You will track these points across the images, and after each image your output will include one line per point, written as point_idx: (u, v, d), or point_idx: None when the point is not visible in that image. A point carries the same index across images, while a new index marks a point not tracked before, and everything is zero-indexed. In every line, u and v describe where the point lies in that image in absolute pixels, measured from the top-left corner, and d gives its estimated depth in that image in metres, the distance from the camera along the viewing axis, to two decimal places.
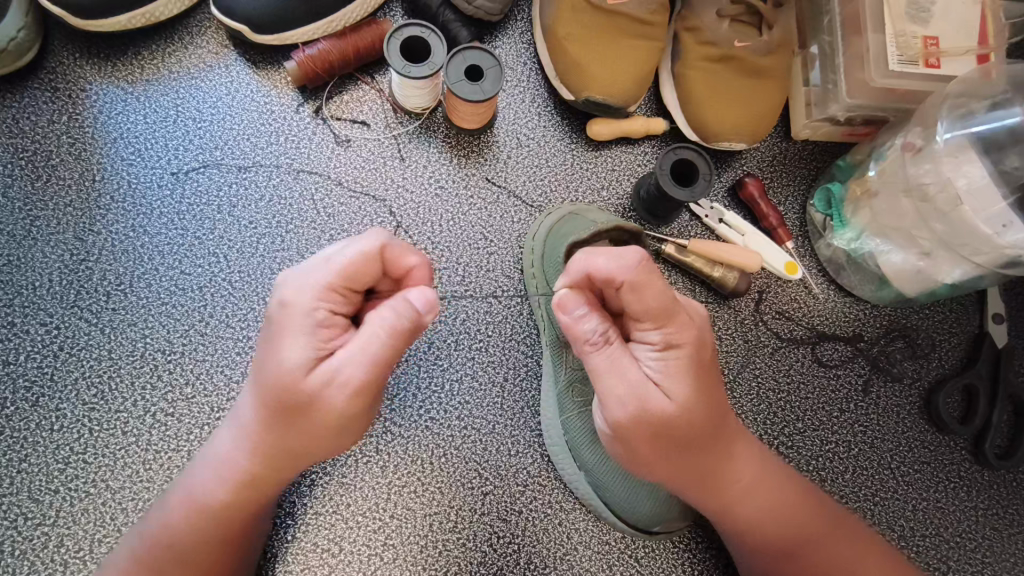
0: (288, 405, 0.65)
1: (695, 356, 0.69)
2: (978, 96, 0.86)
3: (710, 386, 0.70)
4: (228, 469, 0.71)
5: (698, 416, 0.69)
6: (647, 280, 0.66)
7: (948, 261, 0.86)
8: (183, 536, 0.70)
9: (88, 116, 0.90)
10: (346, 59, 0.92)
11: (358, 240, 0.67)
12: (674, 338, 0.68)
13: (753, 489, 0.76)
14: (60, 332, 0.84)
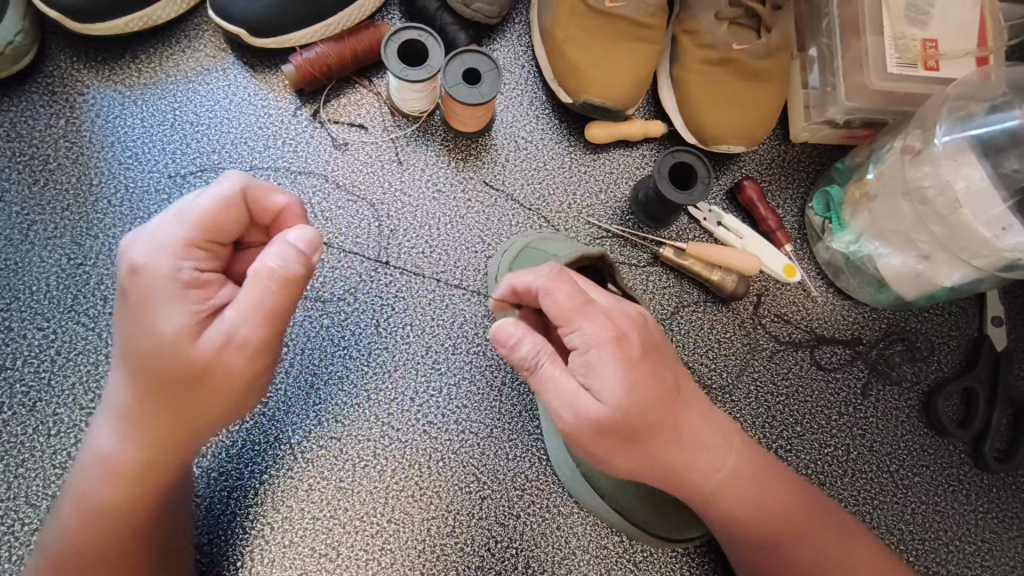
0: (175, 371, 0.63)
1: (629, 349, 0.68)
2: (977, 99, 0.86)
3: (660, 371, 0.70)
4: (111, 466, 0.66)
5: (654, 403, 0.68)
6: (564, 284, 0.69)
7: (948, 264, 0.86)
8: (87, 537, 0.66)
9: (86, 120, 0.90)
10: (344, 62, 0.92)
11: (215, 190, 0.67)
12: (595, 327, 0.68)
13: (737, 482, 0.74)
14: (58, 337, 0.84)
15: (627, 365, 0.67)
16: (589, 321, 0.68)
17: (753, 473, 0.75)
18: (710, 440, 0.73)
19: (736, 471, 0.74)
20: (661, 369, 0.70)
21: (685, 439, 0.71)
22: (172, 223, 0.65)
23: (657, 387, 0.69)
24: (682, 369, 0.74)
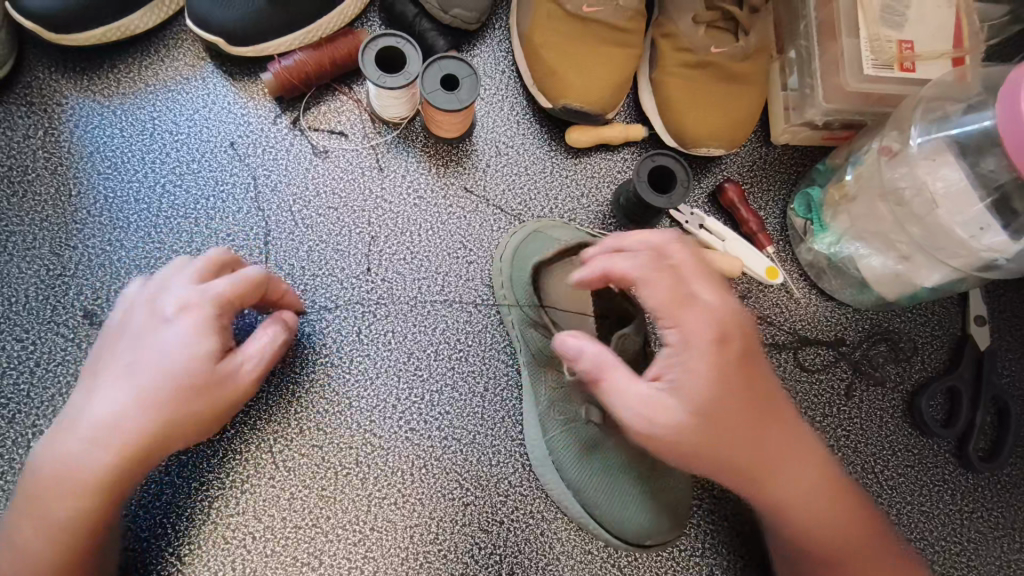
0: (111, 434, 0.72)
1: (731, 349, 0.68)
2: (953, 100, 0.85)
3: (745, 380, 0.69)
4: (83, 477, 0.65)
5: (751, 408, 0.68)
6: (667, 279, 0.70)
7: (927, 265, 0.86)
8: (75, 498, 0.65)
9: (64, 130, 0.90)
10: (322, 70, 0.92)
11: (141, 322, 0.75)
12: (686, 329, 0.68)
13: (818, 494, 0.73)
14: (37, 349, 0.84)
15: (716, 364, 0.68)
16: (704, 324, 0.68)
17: (834, 488, 0.74)
18: (791, 453, 0.71)
19: (811, 482, 0.72)
20: (728, 377, 0.68)
21: (773, 448, 0.70)
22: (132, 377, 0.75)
23: (710, 387, 0.67)
24: (767, 378, 0.72)
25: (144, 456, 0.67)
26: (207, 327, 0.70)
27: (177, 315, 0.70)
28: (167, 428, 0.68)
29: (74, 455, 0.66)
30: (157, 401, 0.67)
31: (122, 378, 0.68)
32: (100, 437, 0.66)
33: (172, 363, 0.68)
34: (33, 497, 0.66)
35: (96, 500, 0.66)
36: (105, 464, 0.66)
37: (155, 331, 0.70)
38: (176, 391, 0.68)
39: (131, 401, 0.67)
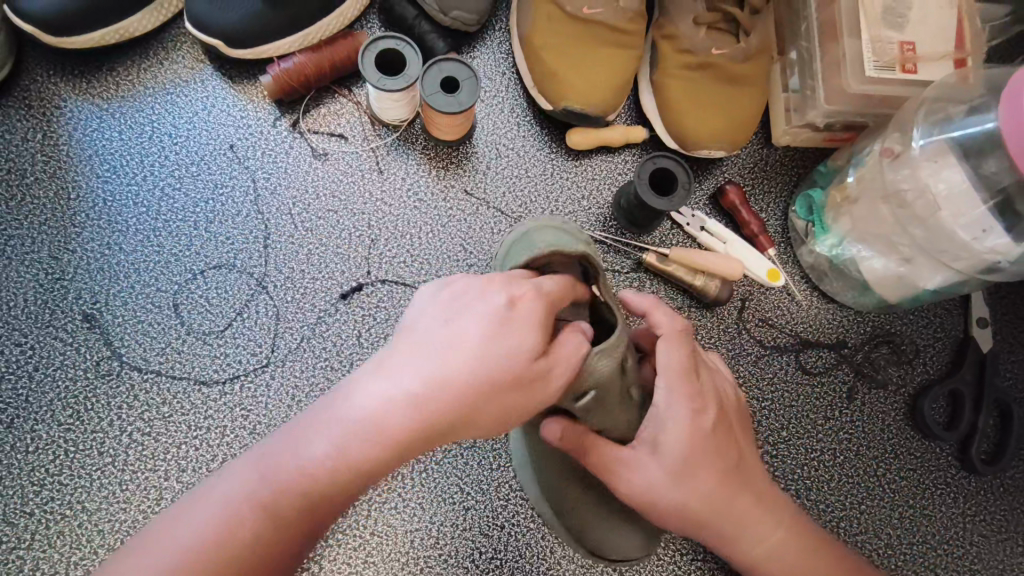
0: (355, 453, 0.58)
1: (704, 415, 0.66)
2: (956, 101, 0.84)
3: (720, 447, 0.66)
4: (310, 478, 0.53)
5: (712, 476, 0.66)
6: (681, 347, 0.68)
7: (929, 267, 0.86)
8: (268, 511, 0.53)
9: (63, 133, 0.90)
10: (322, 72, 0.92)
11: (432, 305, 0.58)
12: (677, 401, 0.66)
13: (790, 557, 0.69)
14: (35, 353, 0.83)
15: (694, 431, 0.65)
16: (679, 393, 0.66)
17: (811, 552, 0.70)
18: (767, 512, 0.69)
19: (790, 550, 0.69)
20: (714, 448, 0.66)
21: (733, 515, 0.67)
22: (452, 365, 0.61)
23: (706, 459, 0.65)
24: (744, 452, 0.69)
25: (366, 479, 0.54)
26: (531, 320, 0.57)
27: (487, 332, 0.55)
28: (396, 442, 0.53)
29: (344, 462, 0.53)
30: (438, 419, 0.53)
31: (334, 414, 0.54)
32: (357, 451, 0.53)
33: (455, 368, 0.53)
34: (307, 506, 0.53)
35: (299, 516, 0.53)
36: (387, 457, 0.53)
37: (465, 330, 0.55)
38: (411, 416, 0.53)
39: (318, 431, 0.54)
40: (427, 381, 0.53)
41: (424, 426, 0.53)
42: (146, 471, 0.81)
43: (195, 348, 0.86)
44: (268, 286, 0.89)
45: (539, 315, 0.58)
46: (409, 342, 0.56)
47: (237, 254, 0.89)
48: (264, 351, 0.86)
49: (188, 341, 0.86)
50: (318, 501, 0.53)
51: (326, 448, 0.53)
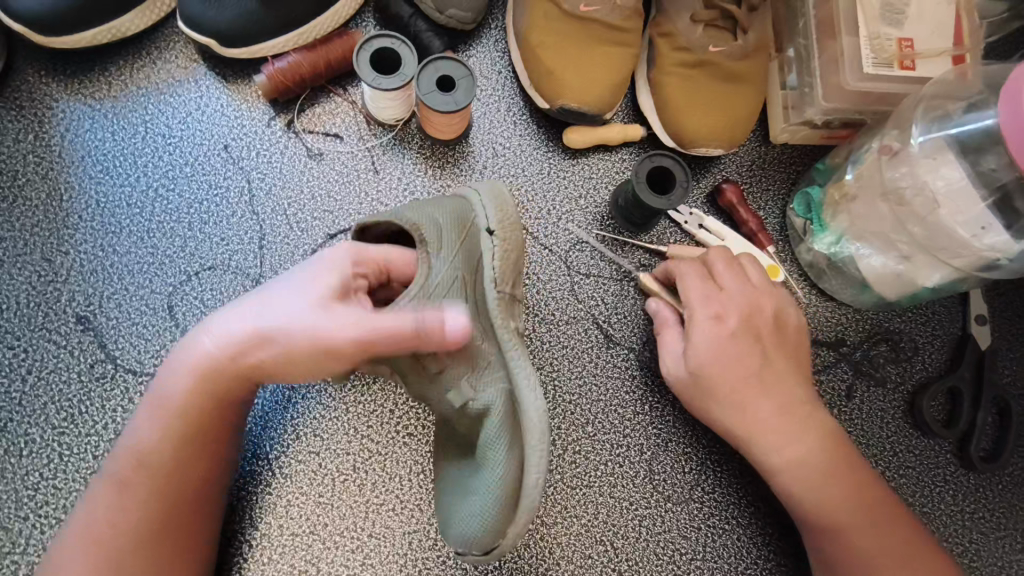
0: (215, 388, 0.70)
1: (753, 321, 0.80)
2: (955, 98, 0.84)
3: (752, 348, 0.78)
4: (163, 402, 0.70)
5: (741, 369, 0.77)
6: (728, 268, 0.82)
7: (927, 265, 0.85)
8: (149, 437, 0.70)
9: (55, 134, 0.89)
10: (316, 72, 0.91)
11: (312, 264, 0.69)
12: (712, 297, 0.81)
13: (812, 465, 0.76)
14: (28, 356, 0.83)
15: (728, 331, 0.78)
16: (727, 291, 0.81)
17: (830, 462, 0.77)
18: (789, 425, 0.77)
19: (805, 453, 0.76)
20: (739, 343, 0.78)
21: (766, 411, 0.77)
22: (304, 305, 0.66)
23: (728, 355, 0.77)
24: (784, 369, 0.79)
25: (212, 409, 0.70)
26: (340, 270, 0.68)
27: (305, 281, 0.68)
28: (220, 378, 0.69)
29: (186, 396, 0.70)
30: (251, 352, 0.68)
31: (176, 367, 0.71)
32: (204, 395, 0.70)
33: (267, 321, 0.67)
34: (176, 449, 0.69)
35: (172, 469, 0.69)
36: (225, 391, 0.70)
37: (296, 286, 0.68)
38: (231, 349, 0.68)
39: (169, 382, 0.71)
40: (235, 330, 0.69)
41: (247, 357, 0.69)
42: None
43: None
44: None
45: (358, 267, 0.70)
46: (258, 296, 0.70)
47: (231, 254, 0.88)
48: None
49: None
50: (178, 439, 0.70)
51: (178, 388, 0.70)
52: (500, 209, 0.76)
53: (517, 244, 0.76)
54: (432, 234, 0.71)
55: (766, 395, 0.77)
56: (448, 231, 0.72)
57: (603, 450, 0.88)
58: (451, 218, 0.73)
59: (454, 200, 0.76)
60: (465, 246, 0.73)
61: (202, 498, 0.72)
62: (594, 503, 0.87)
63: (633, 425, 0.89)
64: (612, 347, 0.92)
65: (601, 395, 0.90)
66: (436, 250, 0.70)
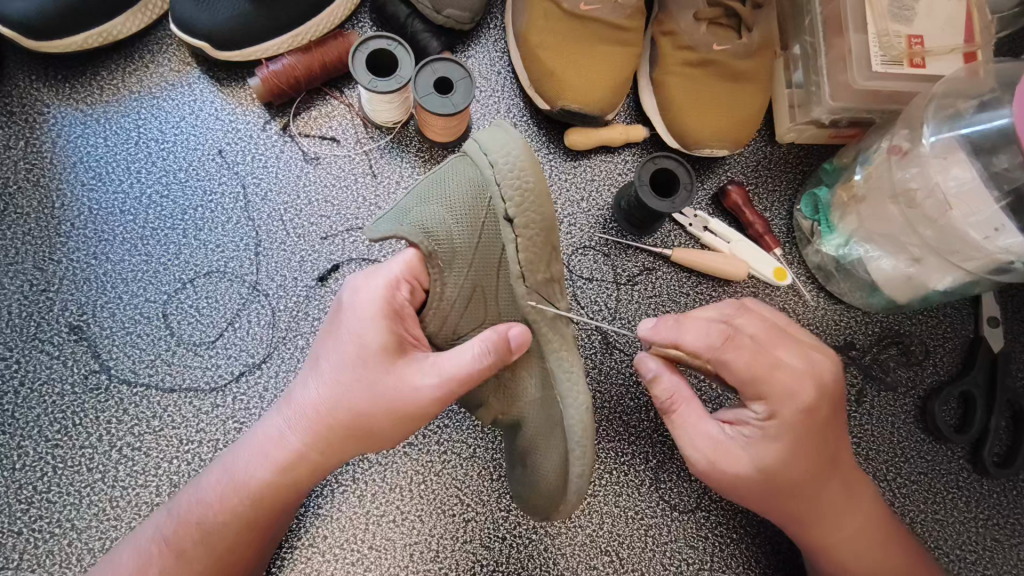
0: (291, 467, 0.68)
1: (801, 422, 0.67)
2: (966, 96, 0.82)
3: (816, 442, 0.69)
4: (239, 484, 0.69)
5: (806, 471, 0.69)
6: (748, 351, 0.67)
7: (939, 268, 0.83)
8: (215, 513, 0.69)
9: (46, 141, 0.87)
10: (312, 73, 0.89)
11: (354, 312, 0.66)
12: (823, 376, 0.69)
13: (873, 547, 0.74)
14: (20, 368, 0.81)
15: (791, 437, 0.68)
16: (803, 381, 0.68)
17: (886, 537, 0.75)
18: (842, 511, 0.73)
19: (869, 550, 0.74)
20: (809, 436, 0.68)
21: (826, 506, 0.72)
22: (361, 362, 0.65)
23: (799, 458, 0.68)
24: (844, 438, 0.73)
25: (290, 492, 0.70)
26: (388, 315, 0.66)
27: (365, 338, 0.65)
28: (298, 464, 0.68)
29: (261, 481, 0.68)
30: (326, 432, 0.67)
31: (256, 447, 0.69)
32: (277, 478, 0.68)
33: (336, 388, 0.66)
34: (244, 524, 0.69)
35: (236, 542, 0.69)
36: (303, 478, 0.69)
37: (345, 338, 0.66)
38: (313, 427, 0.67)
39: (247, 460, 0.69)
40: (309, 401, 0.67)
41: (327, 434, 0.67)
42: (137, 488, 0.79)
43: (186, 360, 0.83)
44: (261, 295, 0.86)
45: (397, 310, 0.67)
46: (323, 354, 0.68)
47: (227, 261, 0.87)
48: (257, 362, 0.84)
49: (179, 353, 0.84)
50: (251, 516, 0.69)
51: (256, 470, 0.69)
52: (518, 194, 0.67)
53: (546, 216, 0.69)
54: (443, 233, 0.69)
55: (820, 495, 0.72)
56: (461, 232, 0.69)
57: (608, 459, 0.86)
58: (463, 208, 0.69)
59: (470, 175, 0.69)
60: (483, 241, 0.69)
61: (259, 558, 0.73)
62: (599, 513, 0.85)
63: (638, 432, 0.87)
64: (616, 353, 0.90)
65: (605, 402, 0.88)
66: (450, 249, 0.69)
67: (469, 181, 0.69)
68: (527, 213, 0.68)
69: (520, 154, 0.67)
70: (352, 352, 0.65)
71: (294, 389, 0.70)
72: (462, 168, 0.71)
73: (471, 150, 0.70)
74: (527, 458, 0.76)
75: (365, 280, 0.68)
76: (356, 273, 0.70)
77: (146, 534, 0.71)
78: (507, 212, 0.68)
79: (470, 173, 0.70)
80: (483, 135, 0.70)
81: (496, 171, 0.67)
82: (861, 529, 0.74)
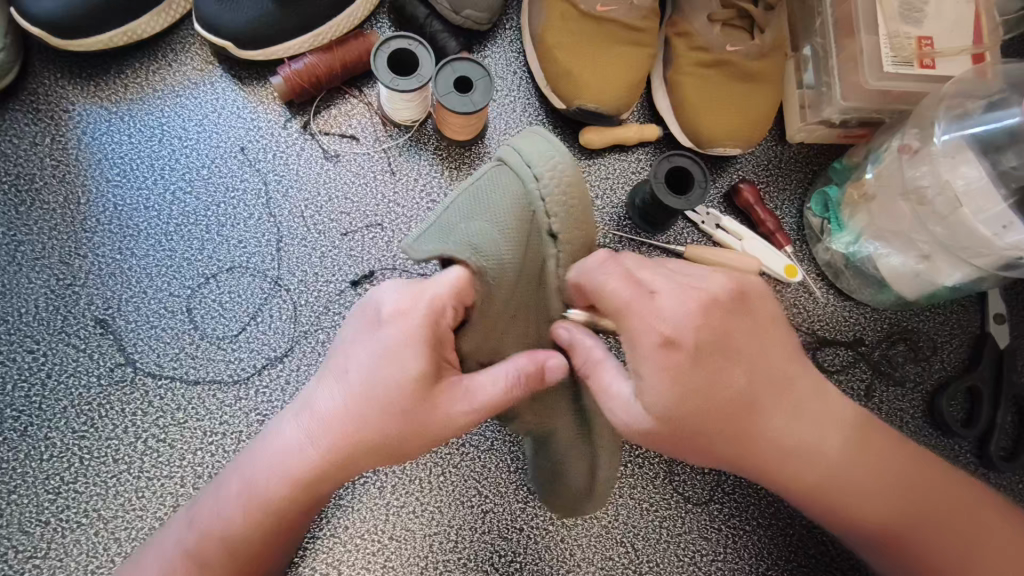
0: (311, 483, 0.69)
1: (689, 349, 0.62)
2: (975, 96, 0.85)
3: (728, 365, 0.63)
4: (257, 498, 0.69)
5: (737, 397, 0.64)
6: (615, 281, 0.64)
7: (948, 264, 0.84)
8: (239, 526, 0.69)
9: (72, 137, 0.89)
10: (333, 72, 0.90)
11: (390, 335, 0.65)
12: (702, 296, 0.64)
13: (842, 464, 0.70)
14: (48, 360, 0.83)
15: (681, 367, 0.62)
16: (668, 300, 0.63)
17: (861, 452, 0.70)
18: (805, 427, 0.68)
19: (838, 463, 0.70)
20: (708, 364, 0.63)
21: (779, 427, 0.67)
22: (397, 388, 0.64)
23: (719, 386, 0.63)
24: (768, 351, 0.66)
25: (309, 501, 0.71)
26: (428, 343, 0.64)
27: (403, 367, 0.64)
28: (317, 479, 0.69)
29: (279, 494, 0.69)
30: (352, 453, 0.67)
31: (276, 459, 0.69)
32: (290, 494, 0.69)
33: (368, 413, 0.65)
34: (267, 533, 0.70)
35: (257, 551, 0.70)
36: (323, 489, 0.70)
37: (381, 360, 0.65)
38: (341, 449, 0.67)
39: (266, 472, 0.69)
40: (334, 419, 0.67)
41: (348, 455, 0.67)
42: (163, 478, 0.81)
43: (209, 353, 0.85)
44: (282, 290, 0.87)
45: (437, 333, 0.66)
46: (353, 374, 0.66)
47: (250, 257, 0.88)
48: (279, 355, 0.85)
49: (202, 346, 0.85)
50: (273, 527, 0.70)
51: (275, 483, 0.69)
52: (563, 212, 0.71)
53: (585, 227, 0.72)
54: (491, 250, 0.69)
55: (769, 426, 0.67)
56: (508, 249, 0.70)
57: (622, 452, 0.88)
58: (511, 224, 0.70)
59: (514, 189, 0.71)
60: (528, 255, 0.71)
61: (278, 558, 0.75)
62: (615, 504, 0.86)
63: None
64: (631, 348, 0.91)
65: None
66: (498, 267, 0.70)
67: (514, 195, 0.71)
68: (569, 227, 0.71)
69: (568, 170, 0.71)
70: (387, 377, 0.64)
71: (315, 400, 0.69)
72: (505, 181, 0.72)
73: (511, 161, 0.72)
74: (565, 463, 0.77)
75: (406, 296, 0.66)
76: (394, 285, 0.68)
77: (162, 535, 0.73)
78: (552, 228, 0.71)
79: (514, 188, 0.71)
80: (526, 150, 0.72)
81: (543, 186, 0.70)
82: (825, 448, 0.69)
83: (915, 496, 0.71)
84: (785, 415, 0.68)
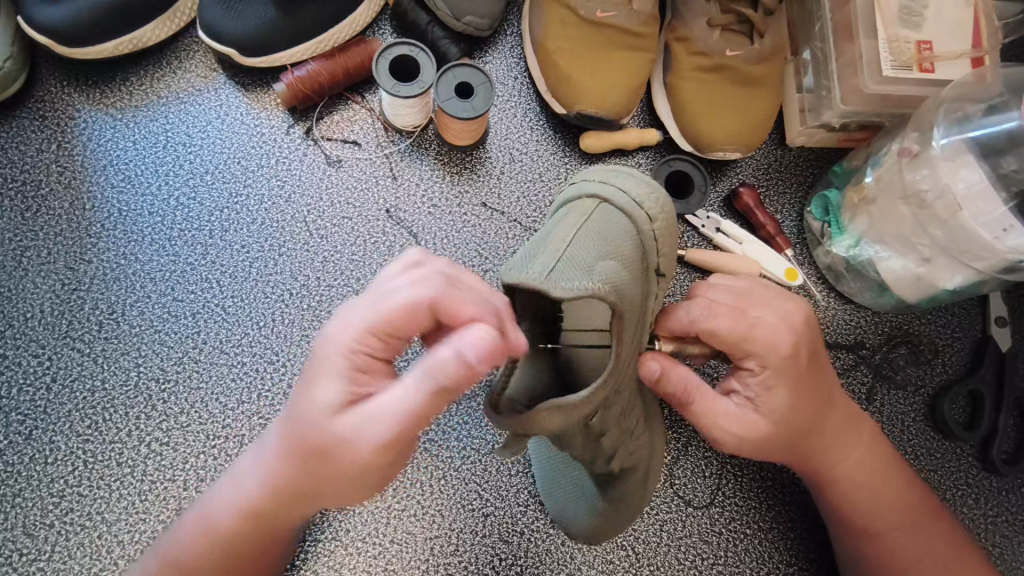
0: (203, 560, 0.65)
1: (788, 365, 0.70)
2: (974, 100, 0.85)
3: (807, 381, 0.72)
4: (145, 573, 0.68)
5: (809, 409, 0.73)
6: (726, 314, 0.70)
7: (948, 268, 0.84)
8: None
9: (77, 144, 0.90)
10: (336, 78, 0.91)
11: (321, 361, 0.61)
12: (793, 322, 0.72)
13: (868, 475, 0.77)
14: (53, 364, 0.84)
15: (790, 384, 0.70)
16: (801, 320, 0.73)
17: (884, 465, 0.78)
18: (845, 438, 0.76)
19: (866, 471, 0.77)
20: (800, 377, 0.71)
21: (825, 435, 0.75)
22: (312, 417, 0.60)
23: (801, 398, 0.71)
24: (826, 368, 0.76)
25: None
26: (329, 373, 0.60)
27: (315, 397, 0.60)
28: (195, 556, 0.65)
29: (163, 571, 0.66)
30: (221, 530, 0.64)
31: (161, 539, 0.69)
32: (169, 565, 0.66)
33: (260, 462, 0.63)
34: None
35: None
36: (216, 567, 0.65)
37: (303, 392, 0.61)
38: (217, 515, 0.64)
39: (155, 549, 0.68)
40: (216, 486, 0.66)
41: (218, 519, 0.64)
42: (165, 482, 0.81)
43: (212, 358, 0.86)
44: (284, 293, 0.88)
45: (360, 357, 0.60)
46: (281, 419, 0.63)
47: (252, 262, 0.89)
48: (281, 359, 0.86)
49: (205, 351, 0.86)
50: None
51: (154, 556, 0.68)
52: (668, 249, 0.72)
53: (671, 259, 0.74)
54: (622, 283, 0.63)
55: (818, 434, 0.75)
56: (633, 284, 0.66)
57: None
58: (632, 259, 0.67)
59: (625, 225, 0.69)
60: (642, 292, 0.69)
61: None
62: None
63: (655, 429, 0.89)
64: None
65: None
66: (629, 300, 0.64)
67: (626, 230, 0.69)
68: (664, 265, 0.73)
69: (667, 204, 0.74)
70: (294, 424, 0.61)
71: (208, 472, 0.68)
72: (613, 219, 0.69)
73: (614, 198, 0.71)
74: (611, 483, 0.76)
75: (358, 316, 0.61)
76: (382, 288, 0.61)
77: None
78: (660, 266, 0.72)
79: (627, 226, 0.69)
80: (634, 191, 0.72)
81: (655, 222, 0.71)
82: (858, 457, 0.77)
83: (917, 509, 0.77)
84: (832, 425, 0.75)
